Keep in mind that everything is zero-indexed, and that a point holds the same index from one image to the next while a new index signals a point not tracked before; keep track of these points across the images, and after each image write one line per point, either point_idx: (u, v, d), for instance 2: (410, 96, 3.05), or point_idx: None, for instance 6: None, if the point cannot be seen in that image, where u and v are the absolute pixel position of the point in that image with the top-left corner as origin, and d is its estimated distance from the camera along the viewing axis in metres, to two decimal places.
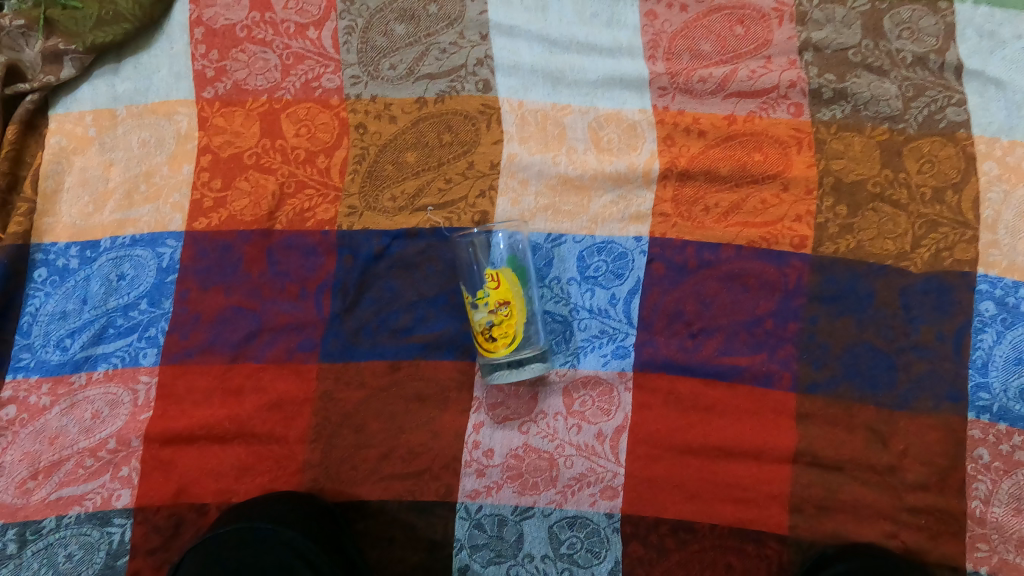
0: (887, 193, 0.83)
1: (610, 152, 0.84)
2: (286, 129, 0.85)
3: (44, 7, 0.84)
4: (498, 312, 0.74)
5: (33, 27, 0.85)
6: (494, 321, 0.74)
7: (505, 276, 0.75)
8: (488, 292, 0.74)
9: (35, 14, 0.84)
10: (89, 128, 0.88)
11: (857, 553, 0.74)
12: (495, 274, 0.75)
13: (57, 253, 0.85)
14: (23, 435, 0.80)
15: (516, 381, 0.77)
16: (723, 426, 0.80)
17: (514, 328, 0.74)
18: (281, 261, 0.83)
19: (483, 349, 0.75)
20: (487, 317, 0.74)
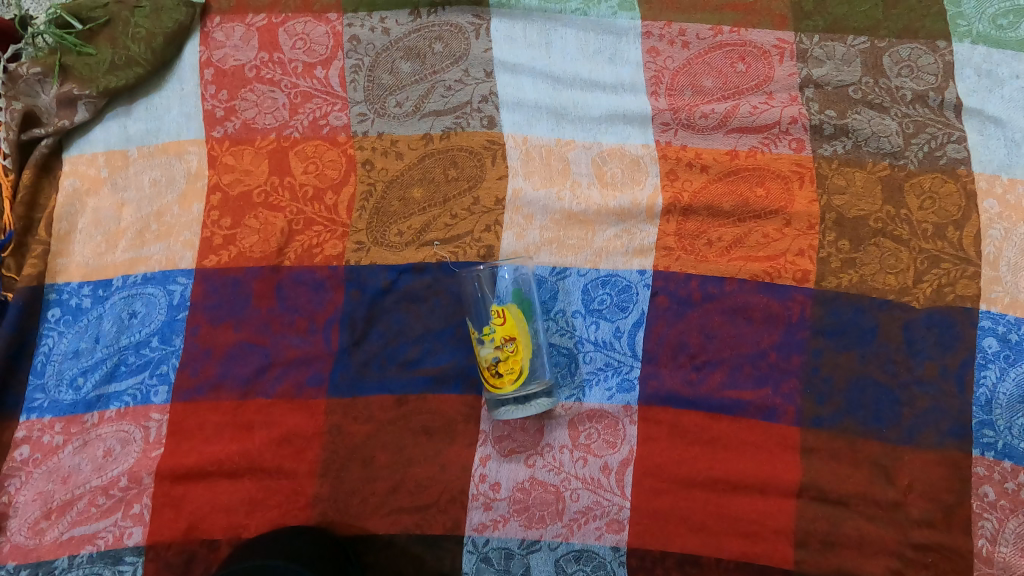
0: (888, 229, 0.84)
1: (614, 187, 0.85)
2: (294, 166, 0.87)
3: (60, 53, 0.87)
4: (504, 347, 0.75)
5: (49, 73, 0.87)
6: (500, 357, 0.75)
7: (511, 311, 0.76)
8: (494, 328, 0.75)
9: (51, 61, 0.87)
10: (102, 168, 0.90)
11: None
12: (501, 310, 0.76)
13: (70, 292, 0.86)
14: (37, 474, 0.81)
15: (524, 417, 0.76)
16: (727, 459, 0.80)
17: (521, 363, 0.75)
18: (290, 296, 0.84)
19: (490, 385, 0.76)
20: (493, 353, 0.75)
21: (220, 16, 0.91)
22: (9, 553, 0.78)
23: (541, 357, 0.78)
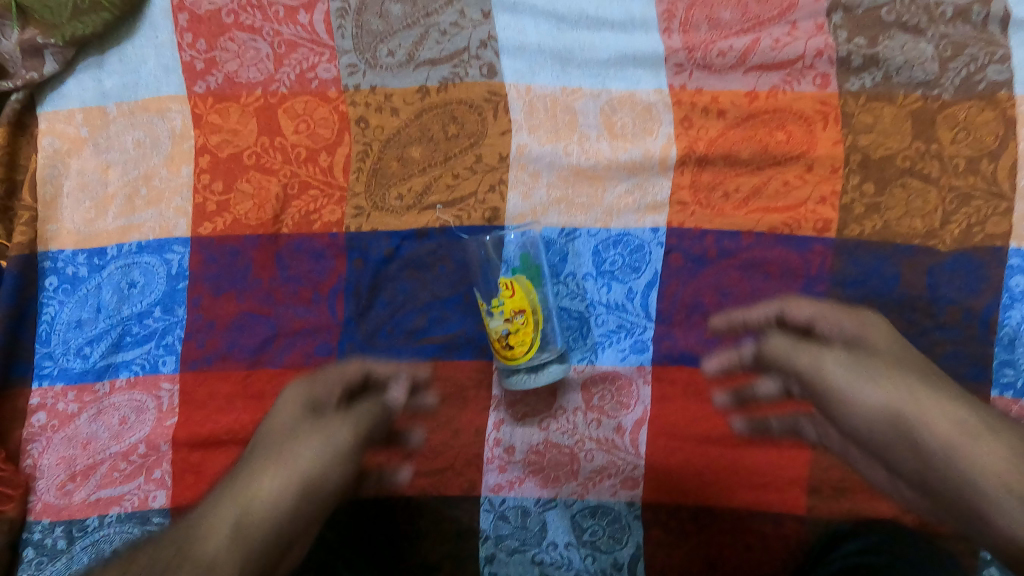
0: (917, 167, 0.78)
1: (624, 138, 0.80)
2: (284, 125, 0.81)
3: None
4: (513, 320, 0.72)
5: (5, 15, 0.79)
6: (511, 329, 0.73)
7: (519, 283, 0.74)
8: (502, 301, 0.73)
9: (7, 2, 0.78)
10: (81, 127, 0.84)
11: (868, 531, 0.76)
12: (508, 282, 0.73)
13: (65, 260, 0.83)
14: (57, 439, 0.81)
15: (537, 387, 0.76)
16: (740, 416, 0.80)
17: (531, 335, 0.73)
18: (291, 266, 0.81)
19: (502, 356, 0.74)
20: (503, 325, 0.73)
21: None
22: (41, 511, 0.79)
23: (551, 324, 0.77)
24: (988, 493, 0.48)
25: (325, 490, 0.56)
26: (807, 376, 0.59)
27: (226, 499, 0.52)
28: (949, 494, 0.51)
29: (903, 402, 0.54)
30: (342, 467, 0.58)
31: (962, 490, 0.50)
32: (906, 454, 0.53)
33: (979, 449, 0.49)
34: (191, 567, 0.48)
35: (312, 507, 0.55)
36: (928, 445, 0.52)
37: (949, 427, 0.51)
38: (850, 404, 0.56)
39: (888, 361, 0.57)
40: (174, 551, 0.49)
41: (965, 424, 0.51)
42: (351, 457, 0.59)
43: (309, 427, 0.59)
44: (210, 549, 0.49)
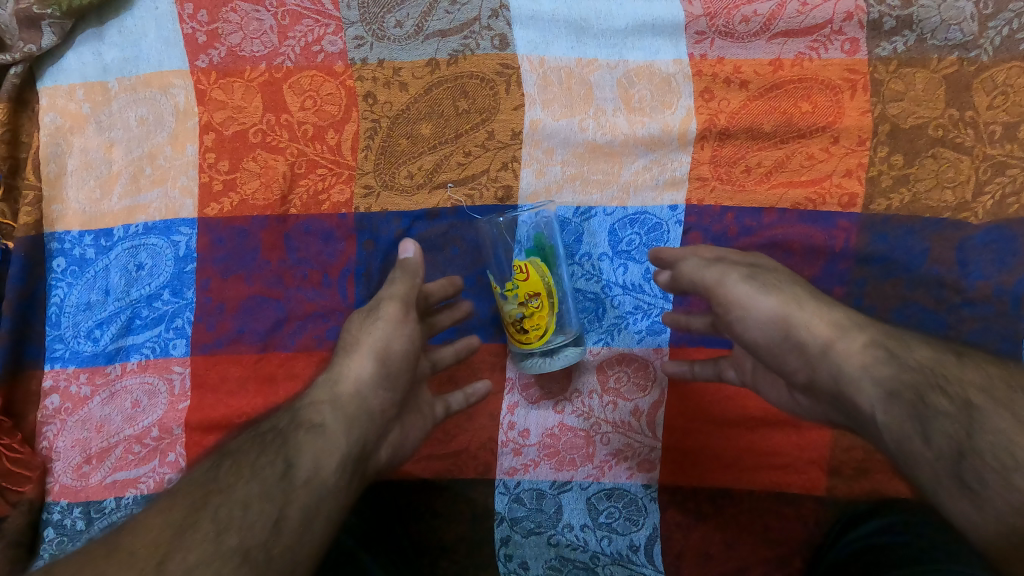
0: (950, 136, 0.74)
1: (642, 112, 0.76)
2: (290, 102, 0.78)
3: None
4: (528, 304, 0.70)
5: None
6: (524, 313, 0.71)
7: (534, 266, 0.71)
8: (515, 285, 0.71)
9: None
10: (82, 103, 0.82)
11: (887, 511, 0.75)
12: (522, 264, 0.71)
13: (72, 241, 0.81)
14: (71, 422, 0.80)
15: (552, 370, 0.74)
16: (758, 397, 0.79)
17: (546, 320, 0.71)
18: (300, 248, 0.79)
19: (517, 339, 0.73)
20: (517, 310, 0.71)
21: None
22: (59, 493, 0.79)
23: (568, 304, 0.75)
24: (856, 380, 0.58)
25: (395, 358, 0.65)
26: (711, 291, 0.67)
27: (320, 384, 0.63)
28: (829, 387, 0.61)
29: (786, 311, 0.63)
30: (405, 336, 0.66)
31: (840, 386, 0.60)
32: (793, 357, 0.63)
33: (848, 345, 0.60)
34: (304, 431, 0.58)
35: (392, 374, 0.64)
36: (807, 341, 0.62)
37: (823, 327, 0.62)
38: (744, 312, 0.65)
39: (780, 278, 0.66)
40: (289, 419, 0.60)
41: (835, 329, 0.61)
42: (411, 325, 0.67)
43: (365, 314, 0.68)
44: (317, 417, 0.59)
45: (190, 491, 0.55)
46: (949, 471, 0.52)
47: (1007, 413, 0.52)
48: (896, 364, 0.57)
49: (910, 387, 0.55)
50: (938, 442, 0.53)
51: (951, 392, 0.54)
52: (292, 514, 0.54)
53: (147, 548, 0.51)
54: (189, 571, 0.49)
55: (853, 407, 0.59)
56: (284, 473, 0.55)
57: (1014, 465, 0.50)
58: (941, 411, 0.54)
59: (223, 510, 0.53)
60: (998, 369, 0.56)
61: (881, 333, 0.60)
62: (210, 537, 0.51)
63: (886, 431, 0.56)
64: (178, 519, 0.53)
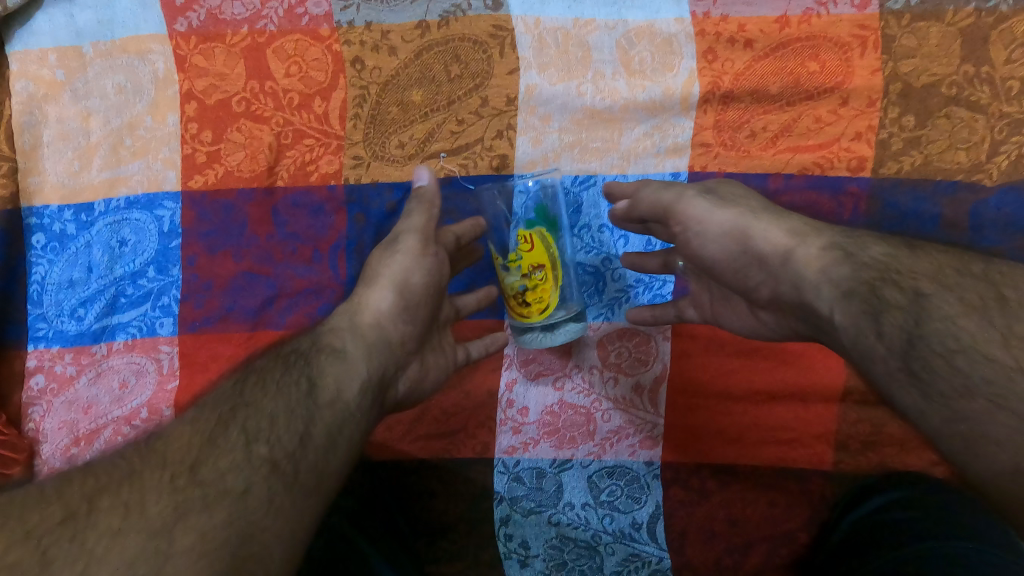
0: (964, 94, 0.71)
1: (642, 75, 0.73)
2: (274, 68, 0.75)
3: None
4: (531, 276, 0.68)
5: None
6: (527, 285, 0.68)
7: (539, 235, 0.68)
8: (519, 255, 0.68)
9: None
10: (56, 69, 0.77)
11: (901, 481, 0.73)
12: (527, 234, 0.68)
13: (52, 216, 0.78)
14: (57, 404, 0.78)
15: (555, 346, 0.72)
16: (763, 370, 0.76)
17: (549, 294, 0.68)
18: (289, 222, 0.76)
19: (518, 314, 0.70)
20: (519, 282, 0.68)
21: None
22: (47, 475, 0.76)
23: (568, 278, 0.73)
24: (815, 285, 0.57)
25: (414, 291, 0.65)
26: (667, 213, 0.66)
27: (341, 311, 0.64)
28: (791, 295, 0.60)
29: (742, 222, 0.62)
30: (425, 270, 0.66)
31: (801, 293, 0.58)
32: (754, 270, 0.62)
33: (808, 251, 0.58)
34: (325, 356, 0.58)
35: (411, 306, 0.65)
36: (765, 253, 0.61)
37: (782, 235, 0.60)
38: (700, 228, 0.64)
39: (735, 194, 0.65)
40: (309, 343, 0.59)
41: (793, 235, 0.60)
42: (430, 258, 0.67)
43: (385, 246, 0.68)
44: (338, 343, 0.60)
45: (215, 405, 0.53)
46: (900, 364, 0.52)
47: (953, 298, 0.52)
48: (853, 263, 0.56)
49: (865, 283, 0.54)
50: (890, 335, 0.52)
51: (903, 283, 0.54)
52: (320, 428, 0.53)
53: (176, 455, 0.48)
54: (224, 474, 0.48)
55: (815, 312, 0.58)
56: (308, 391, 0.55)
57: (957, 347, 0.50)
58: (893, 303, 0.53)
59: (251, 422, 0.52)
60: (946, 255, 0.56)
61: (838, 235, 0.59)
62: (240, 447, 0.50)
63: (844, 330, 0.55)
64: (206, 429, 0.51)
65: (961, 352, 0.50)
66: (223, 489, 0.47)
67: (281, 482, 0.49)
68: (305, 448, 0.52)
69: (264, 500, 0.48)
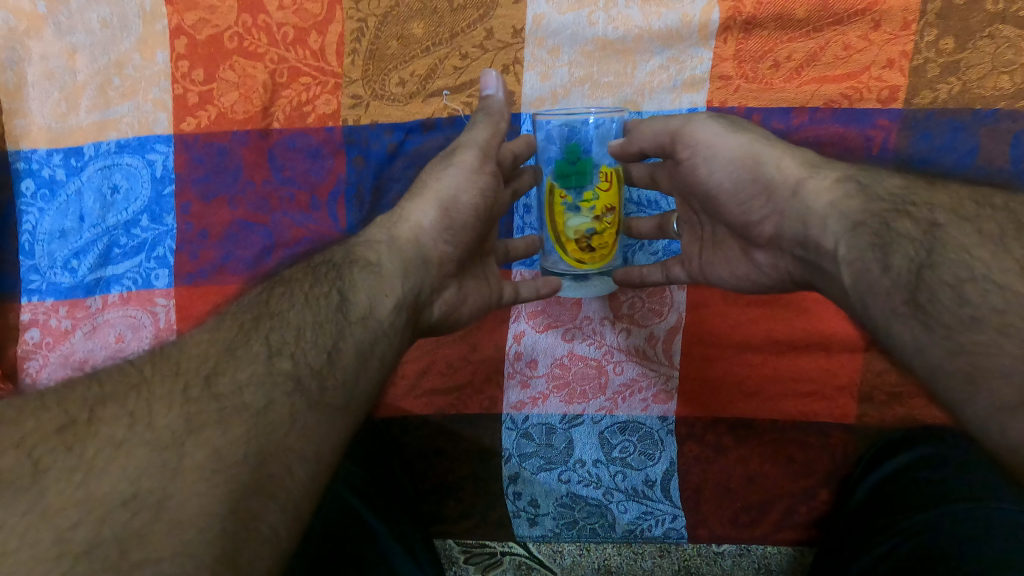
0: (1012, 10, 0.65)
1: (659, 1, 0.68)
2: (267, 0, 0.70)
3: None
4: (603, 219, 0.64)
5: None
6: (597, 229, 0.64)
7: (617, 178, 0.65)
8: (596, 195, 0.63)
9: None
10: (37, 1, 0.73)
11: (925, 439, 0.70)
12: (606, 171, 0.64)
13: (40, 162, 0.75)
14: (53, 358, 0.76)
15: (596, 292, 0.71)
16: (785, 320, 0.72)
17: (606, 242, 0.66)
18: (285, 166, 0.73)
19: (573, 258, 0.66)
20: (590, 225, 0.64)
21: None
22: None
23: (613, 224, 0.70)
24: (824, 217, 0.53)
25: (460, 211, 0.61)
26: (670, 144, 0.62)
27: (381, 223, 0.61)
28: (794, 233, 0.56)
29: (751, 152, 0.58)
30: (475, 187, 0.62)
31: (807, 228, 0.54)
32: (760, 203, 0.58)
33: (819, 182, 0.54)
34: (359, 269, 0.55)
35: (455, 226, 0.61)
36: (774, 181, 0.57)
37: (795, 165, 0.56)
38: (704, 160, 0.60)
39: (749, 125, 0.61)
40: (343, 255, 0.57)
41: (804, 167, 0.56)
42: (485, 177, 0.62)
43: (440, 158, 0.65)
44: (373, 257, 0.56)
45: (242, 312, 0.51)
46: (905, 299, 0.46)
47: (970, 228, 0.47)
48: (865, 196, 0.52)
49: (876, 215, 0.50)
50: (897, 267, 0.47)
51: (917, 215, 0.49)
52: (349, 344, 0.51)
53: (193, 361, 0.46)
54: (242, 388, 0.45)
55: (817, 247, 0.54)
56: (339, 307, 0.52)
57: (968, 277, 0.45)
58: (905, 235, 0.48)
59: (276, 333, 0.50)
60: (968, 189, 0.51)
61: (854, 170, 0.55)
62: (262, 358, 0.48)
63: (847, 266, 0.50)
64: (228, 337, 0.49)
65: (972, 282, 0.45)
66: (241, 403, 0.45)
67: (304, 398, 0.47)
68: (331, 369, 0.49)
69: (286, 419, 0.45)
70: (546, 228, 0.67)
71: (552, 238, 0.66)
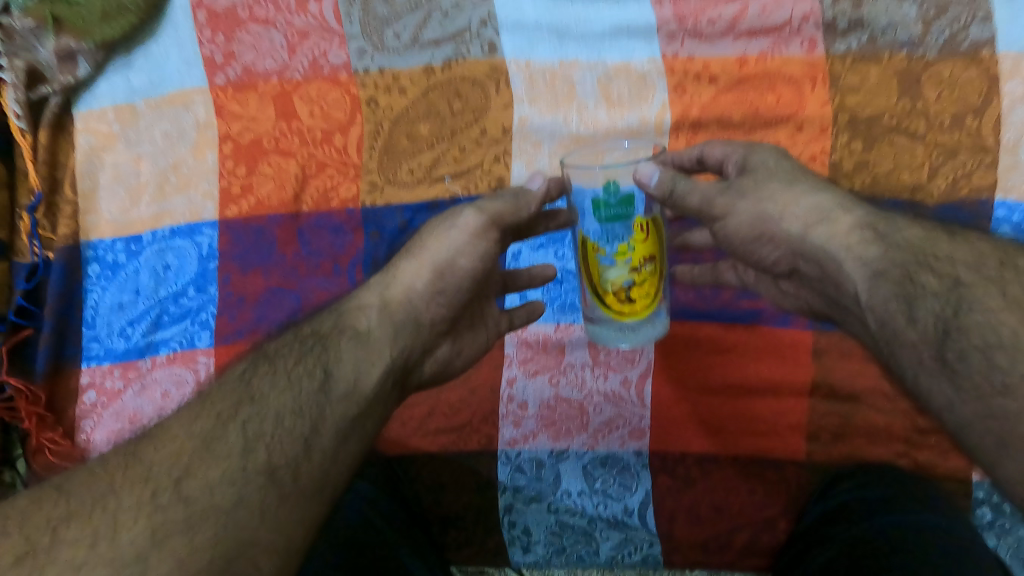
0: (903, 124, 0.78)
1: (621, 106, 0.83)
2: (300, 110, 0.86)
3: (49, 3, 0.82)
4: (641, 270, 0.65)
5: (43, 26, 0.83)
6: (636, 280, 0.65)
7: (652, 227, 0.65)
8: (632, 247, 0.64)
9: (43, 13, 0.82)
10: (113, 123, 0.89)
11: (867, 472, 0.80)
12: (644, 223, 0.64)
13: (105, 248, 0.88)
14: (107, 415, 0.85)
15: (647, 338, 0.70)
16: (742, 365, 0.84)
17: (651, 289, 0.66)
18: (312, 241, 0.86)
19: (614, 311, 0.67)
20: (627, 276, 0.65)
21: None
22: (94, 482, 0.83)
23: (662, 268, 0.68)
24: (840, 260, 0.63)
25: (456, 272, 0.71)
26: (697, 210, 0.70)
27: (375, 285, 0.70)
28: (815, 271, 0.67)
29: (763, 210, 0.67)
30: (472, 253, 0.71)
31: (825, 266, 0.65)
32: (770, 246, 0.69)
33: (836, 229, 0.64)
34: (347, 338, 0.63)
35: (449, 286, 0.71)
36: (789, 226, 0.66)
37: (806, 211, 0.65)
38: (725, 219, 0.69)
39: (762, 175, 0.68)
40: (332, 324, 0.64)
41: (811, 217, 0.65)
42: (484, 243, 0.72)
43: (443, 221, 0.73)
44: (363, 326, 0.64)
45: (224, 394, 0.57)
46: (932, 353, 0.57)
47: (997, 292, 0.57)
48: (884, 244, 0.61)
49: (898, 266, 0.60)
50: (922, 320, 0.58)
51: (941, 271, 0.59)
52: (327, 425, 0.58)
53: (163, 463, 0.52)
54: (212, 487, 0.51)
55: (837, 286, 0.65)
56: (322, 383, 0.59)
57: (996, 343, 0.55)
58: (927, 287, 0.59)
59: (252, 422, 0.55)
60: (987, 244, 0.61)
61: (869, 213, 0.64)
62: (236, 452, 0.54)
63: (871, 311, 0.61)
64: (206, 426, 0.55)
65: (1000, 348, 0.55)
66: (208, 504, 0.51)
67: (275, 492, 0.53)
68: (313, 442, 0.56)
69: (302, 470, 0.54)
70: (586, 283, 0.68)
71: (592, 292, 0.68)
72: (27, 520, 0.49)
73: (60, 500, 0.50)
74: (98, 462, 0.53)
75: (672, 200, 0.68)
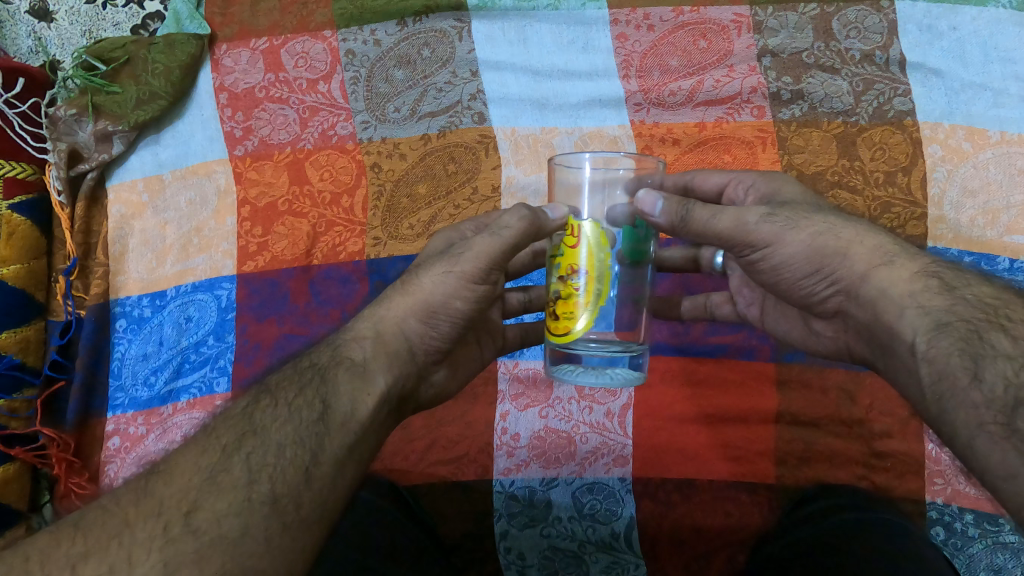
0: (844, 180, 0.86)
1: None
2: (312, 175, 0.97)
3: (90, 93, 1.00)
4: (565, 280, 0.61)
5: (83, 113, 1.00)
6: (562, 291, 0.61)
7: (585, 231, 0.60)
8: (562, 252, 0.61)
9: (84, 102, 1.00)
10: (142, 193, 1.02)
11: (831, 491, 0.84)
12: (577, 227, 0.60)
13: (132, 304, 0.97)
14: (130, 459, 0.89)
15: (606, 379, 0.62)
16: (713, 396, 0.93)
17: (580, 305, 0.60)
18: (323, 291, 0.92)
19: (552, 328, 0.64)
20: (556, 286, 0.62)
21: (226, 43, 1.02)
22: None
23: (630, 286, 0.63)
24: (897, 305, 0.58)
25: (450, 314, 0.66)
26: (733, 239, 0.66)
27: (365, 317, 0.66)
28: (866, 316, 0.62)
29: (823, 242, 0.63)
30: (467, 295, 0.66)
31: (881, 315, 0.60)
32: (823, 284, 0.65)
33: (897, 273, 0.59)
34: (344, 370, 0.60)
35: (443, 326, 0.66)
36: (850, 262, 0.62)
37: (868, 254, 0.61)
38: (776, 248, 0.65)
39: (806, 210, 0.66)
40: (329, 357, 0.61)
41: (874, 259, 0.61)
42: (479, 287, 0.66)
43: (441, 257, 0.67)
44: (358, 357, 0.61)
45: (227, 428, 0.55)
46: (997, 418, 0.49)
47: None
48: (951, 296, 0.56)
49: (964, 321, 0.54)
50: (989, 380, 0.51)
51: (1014, 333, 0.53)
52: (327, 456, 0.54)
53: (172, 500, 0.49)
54: (221, 520, 0.49)
55: (893, 334, 0.58)
56: (320, 415, 0.56)
57: None
58: (998, 347, 0.52)
59: (256, 454, 0.53)
60: None
61: (936, 265, 0.60)
62: (241, 484, 0.51)
63: (927, 362, 0.55)
64: (212, 459, 0.52)
65: None
66: (206, 527, 0.48)
67: (278, 521, 0.50)
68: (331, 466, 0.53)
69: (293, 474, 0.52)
70: None
71: None
72: (52, 559, 0.46)
73: (75, 541, 0.48)
74: (120, 493, 0.51)
75: (684, 227, 0.66)
